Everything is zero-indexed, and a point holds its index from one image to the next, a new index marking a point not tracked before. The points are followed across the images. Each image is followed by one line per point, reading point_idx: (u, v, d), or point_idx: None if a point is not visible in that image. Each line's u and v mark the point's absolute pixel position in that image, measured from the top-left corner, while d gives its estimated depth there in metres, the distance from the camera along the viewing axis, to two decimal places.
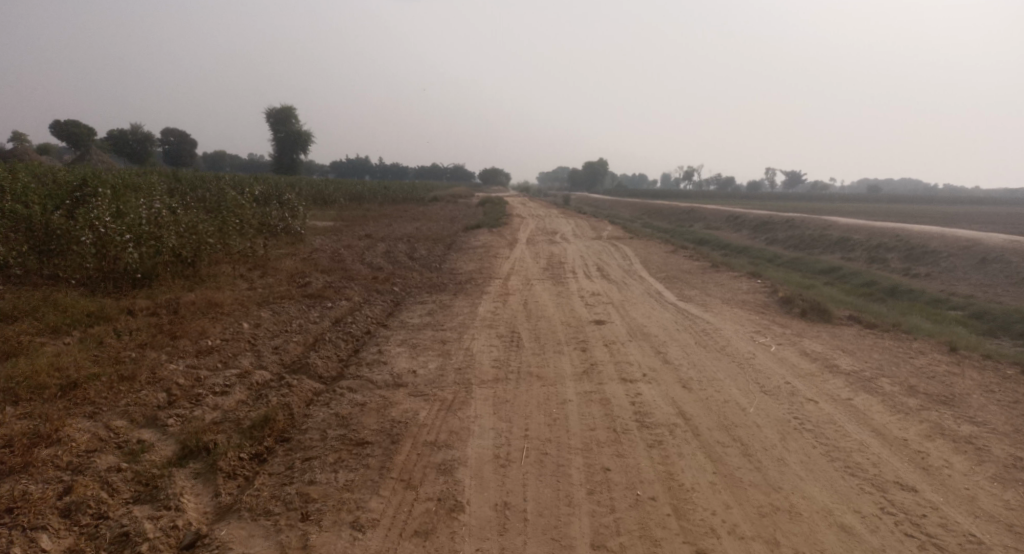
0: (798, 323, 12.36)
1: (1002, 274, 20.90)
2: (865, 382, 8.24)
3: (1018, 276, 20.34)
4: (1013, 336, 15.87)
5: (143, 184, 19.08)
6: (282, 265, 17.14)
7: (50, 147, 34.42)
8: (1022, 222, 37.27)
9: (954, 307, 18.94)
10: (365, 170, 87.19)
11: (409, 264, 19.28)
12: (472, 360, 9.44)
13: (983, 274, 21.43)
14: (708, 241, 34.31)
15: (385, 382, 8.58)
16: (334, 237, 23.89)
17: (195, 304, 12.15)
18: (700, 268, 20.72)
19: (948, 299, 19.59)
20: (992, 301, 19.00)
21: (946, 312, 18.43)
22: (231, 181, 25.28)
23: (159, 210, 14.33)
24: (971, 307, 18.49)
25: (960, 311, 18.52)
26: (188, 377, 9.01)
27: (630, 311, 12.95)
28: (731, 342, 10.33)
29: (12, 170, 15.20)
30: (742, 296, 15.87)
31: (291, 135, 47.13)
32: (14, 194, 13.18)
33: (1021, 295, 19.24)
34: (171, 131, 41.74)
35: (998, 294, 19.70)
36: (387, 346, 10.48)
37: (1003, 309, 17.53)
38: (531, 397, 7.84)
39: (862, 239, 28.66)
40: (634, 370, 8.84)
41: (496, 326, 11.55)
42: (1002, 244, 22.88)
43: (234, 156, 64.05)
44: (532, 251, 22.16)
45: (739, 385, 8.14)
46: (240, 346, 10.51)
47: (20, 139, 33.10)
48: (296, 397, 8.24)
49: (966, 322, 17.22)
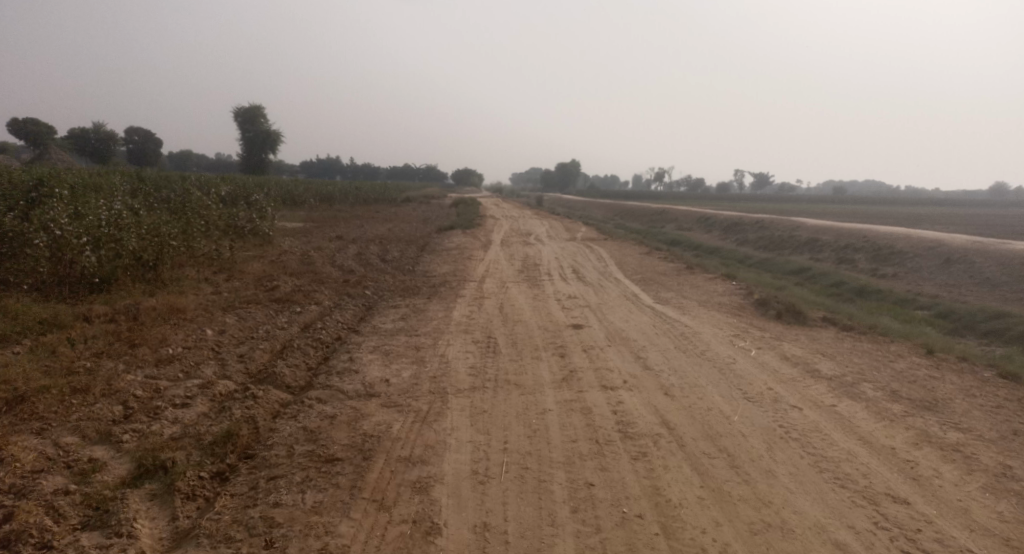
0: (776, 326, 12.22)
1: (967, 274, 21.10)
2: (848, 387, 8.07)
3: (983, 276, 20.54)
4: (981, 335, 15.97)
5: (104, 184, 18.42)
6: (249, 268, 16.63)
7: (8, 146, 33.29)
8: (981, 224, 37.97)
9: (922, 307, 19.03)
10: (335, 170, 86.19)
11: (381, 266, 18.88)
12: (447, 367, 9.11)
13: (948, 275, 21.62)
14: (680, 242, 34.30)
15: (356, 392, 8.22)
16: (303, 238, 23.36)
17: (156, 310, 11.66)
18: (675, 269, 20.60)
19: (916, 299, 19.70)
20: (959, 301, 19.15)
21: (915, 312, 18.54)
22: (197, 181, 24.59)
23: (120, 212, 13.77)
24: (939, 306, 18.62)
25: (928, 311, 18.63)
26: (147, 389, 8.57)
27: (607, 314, 12.72)
28: (711, 346, 10.14)
29: None
30: (718, 298, 15.74)
31: (259, 134, 46.32)
32: None
33: (986, 295, 19.43)
34: (135, 130, 40.73)
35: (963, 294, 19.85)
36: (358, 353, 10.10)
37: (971, 309, 17.63)
38: (509, 406, 7.54)
39: (830, 239, 28.84)
40: (614, 377, 8.58)
41: (472, 331, 11.23)
42: (967, 244, 23.12)
43: (200, 156, 62.84)
44: (506, 252, 21.87)
45: (722, 392, 7.91)
46: (203, 355, 10.07)
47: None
48: (262, 409, 7.85)
49: (934, 322, 17.29)
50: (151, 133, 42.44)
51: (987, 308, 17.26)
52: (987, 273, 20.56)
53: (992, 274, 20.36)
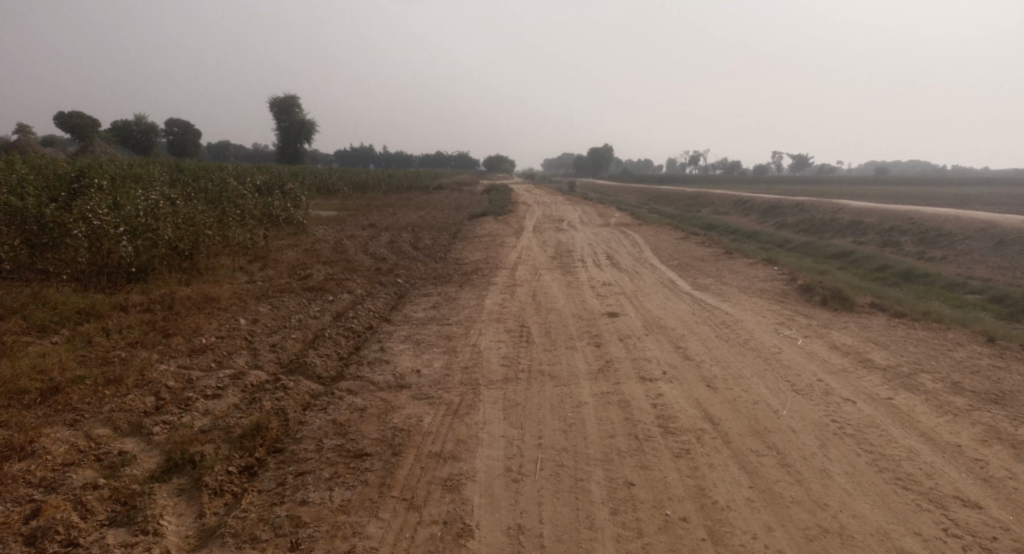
0: (822, 313, 11.72)
1: (1021, 256, 20.17)
2: (904, 380, 7.61)
3: None
4: None
5: (143, 174, 18.52)
6: (283, 257, 16.57)
7: (55, 139, 33.97)
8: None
9: (974, 291, 18.23)
10: (370, 158, 86.54)
11: (413, 254, 18.71)
12: (479, 358, 8.86)
13: (1001, 257, 20.69)
14: (717, 227, 33.56)
15: (387, 384, 8.02)
16: (337, 227, 23.31)
17: (190, 298, 11.61)
18: (714, 254, 20.06)
19: (966, 283, 18.89)
20: (1012, 284, 18.31)
21: (966, 296, 17.74)
22: (234, 171, 24.71)
23: (156, 201, 13.75)
24: (991, 290, 17.82)
25: (980, 295, 17.84)
26: (179, 379, 8.47)
27: (644, 301, 12.34)
28: (754, 335, 9.72)
29: (9, 162, 14.66)
30: (760, 284, 15.22)
31: (294, 123, 46.54)
32: (9, 187, 12.66)
33: None
34: (175, 121, 41.21)
35: (1016, 277, 18.97)
36: (390, 343, 9.90)
37: None
38: (543, 399, 7.26)
39: (874, 222, 27.90)
40: (653, 368, 8.25)
41: (504, 319, 10.97)
42: (1021, 225, 22.11)
43: (237, 147, 63.56)
44: (539, 239, 21.53)
45: (769, 384, 7.53)
46: (235, 344, 9.96)
47: (24, 132, 32.68)
48: (293, 400, 7.69)
49: (987, 307, 16.54)
50: (190, 125, 42.90)
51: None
52: None
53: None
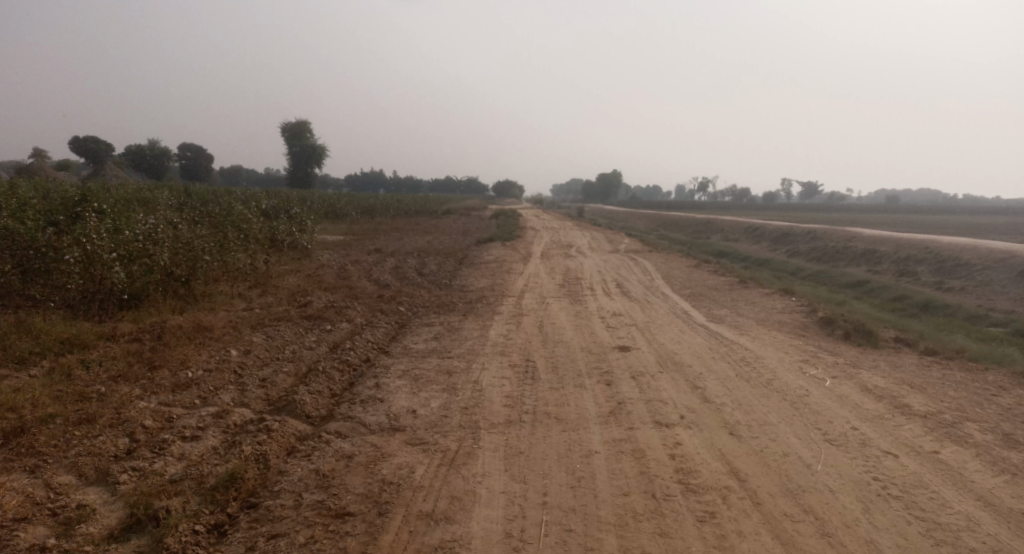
0: (847, 350, 11.04)
1: None
2: (948, 430, 6.95)
3: None
4: None
5: (148, 198, 18.04)
6: (284, 282, 15.99)
7: (69, 163, 33.83)
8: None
9: (997, 323, 17.47)
10: (380, 183, 86.62)
11: (418, 280, 18.13)
12: (481, 397, 8.17)
13: (1021, 288, 19.95)
14: (727, 255, 32.87)
15: (379, 427, 7.34)
16: (341, 252, 22.75)
17: (181, 328, 10.95)
18: (727, 283, 19.37)
19: (989, 315, 18.15)
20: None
21: (988, 329, 17.01)
22: (241, 195, 24.29)
23: (154, 226, 13.17)
24: (1014, 323, 17.09)
25: (1002, 328, 17.11)
26: (157, 418, 7.75)
27: (657, 334, 11.66)
28: (778, 375, 9.04)
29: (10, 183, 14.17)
30: (778, 316, 14.54)
31: (306, 148, 46.36)
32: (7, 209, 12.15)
33: None
34: (188, 146, 41.02)
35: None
36: (385, 379, 9.22)
37: None
38: (549, 447, 6.59)
39: (889, 250, 27.18)
40: (669, 411, 7.56)
41: (509, 353, 10.32)
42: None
43: (249, 171, 63.64)
44: (546, 265, 20.91)
45: (798, 433, 6.85)
46: (223, 378, 9.30)
47: (37, 156, 32.61)
48: (277, 443, 7.01)
49: (1012, 341, 15.83)
50: (202, 149, 42.67)
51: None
52: None
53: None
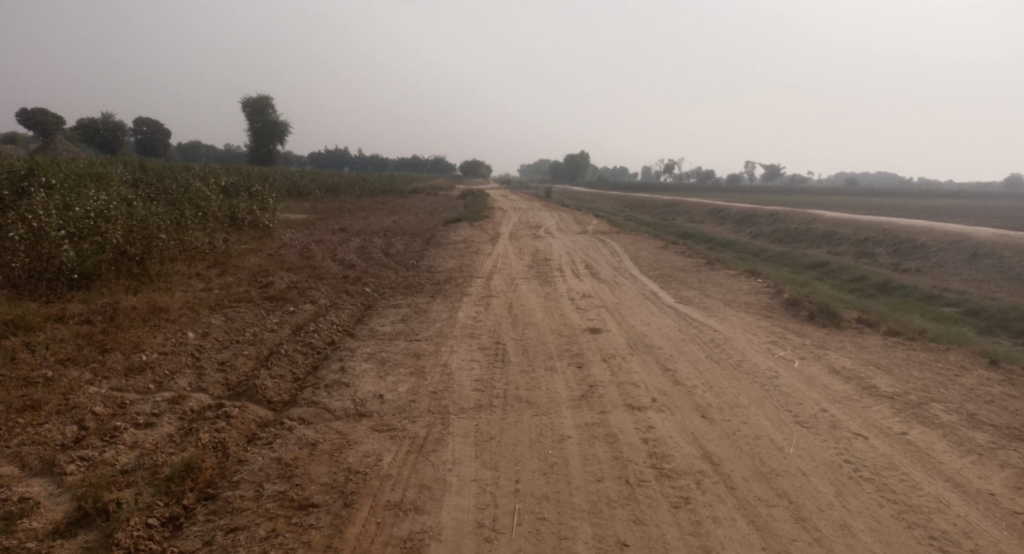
0: (813, 331, 11.08)
1: (993, 269, 19.85)
2: (916, 412, 6.98)
3: (1011, 271, 19.30)
4: (1013, 335, 14.87)
5: (101, 173, 17.36)
6: (244, 262, 15.57)
7: (18, 137, 32.54)
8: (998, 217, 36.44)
9: (951, 304, 17.82)
10: (344, 161, 85.36)
11: (383, 261, 17.82)
12: (450, 381, 7.99)
13: (974, 270, 20.37)
14: (692, 236, 33.05)
15: (344, 413, 7.12)
16: (305, 231, 22.27)
17: (135, 309, 10.54)
18: (693, 265, 19.41)
19: (943, 295, 18.51)
20: (989, 297, 17.93)
21: (942, 309, 17.33)
22: (200, 172, 23.59)
23: (106, 202, 12.66)
24: (967, 303, 17.44)
25: (956, 308, 17.45)
26: (108, 404, 7.42)
27: (627, 316, 11.59)
28: (747, 357, 9.01)
29: None
30: (744, 298, 14.58)
31: (268, 124, 45.35)
32: None
33: (1015, 291, 18.19)
34: (144, 121, 39.78)
35: (992, 291, 18.56)
36: (351, 363, 8.97)
37: (1003, 307, 16.49)
38: (520, 432, 6.45)
39: (848, 232, 27.56)
40: (641, 394, 7.47)
41: (478, 335, 10.15)
42: (994, 238, 21.81)
43: (208, 148, 62.12)
44: (514, 246, 20.71)
45: (769, 416, 6.81)
46: (179, 362, 8.97)
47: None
48: (236, 431, 6.77)
49: (966, 321, 16.15)
50: (159, 124, 41.42)
51: (1021, 307, 16.09)
52: (1015, 268, 19.32)
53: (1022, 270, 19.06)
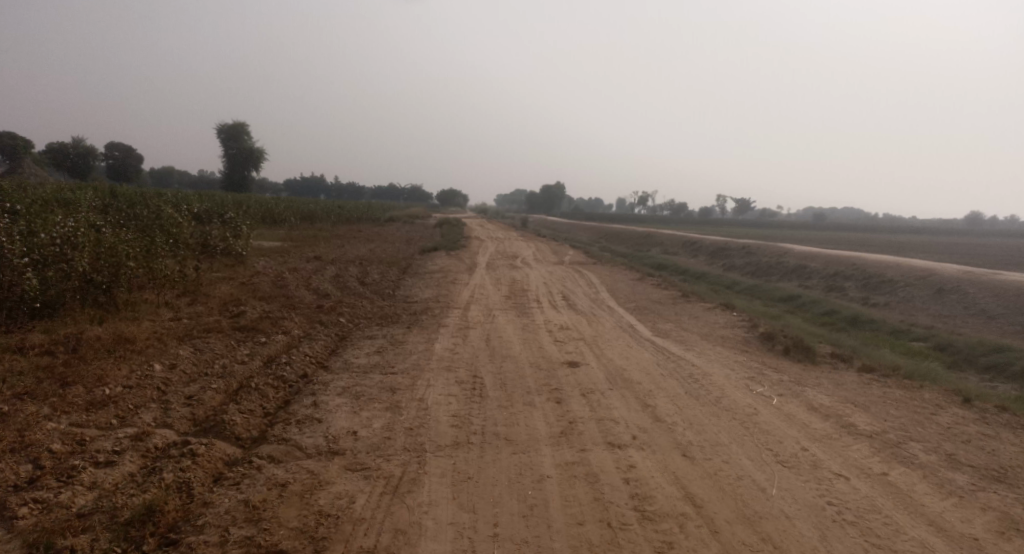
0: (790, 367, 11.06)
1: (960, 304, 20.15)
2: (896, 451, 6.94)
3: (977, 306, 19.60)
4: (980, 370, 15.04)
5: (69, 198, 16.99)
6: (215, 291, 15.26)
7: None
8: (962, 253, 37.27)
9: (920, 338, 18.01)
10: (319, 189, 85.04)
11: (358, 290, 17.59)
12: (426, 416, 7.80)
13: (941, 305, 20.66)
14: (666, 268, 33.24)
15: (316, 450, 6.90)
16: (278, 259, 21.96)
17: (100, 339, 10.21)
18: (669, 297, 19.44)
19: (911, 330, 18.71)
20: (957, 332, 18.16)
21: (911, 344, 17.51)
22: (172, 197, 23.22)
23: (74, 227, 12.27)
24: (936, 338, 17.64)
25: (924, 343, 17.64)
26: (67, 440, 7.12)
27: (605, 349, 11.49)
28: (726, 393, 8.94)
29: None
30: (720, 331, 14.58)
31: (242, 151, 45.05)
32: None
33: (982, 326, 18.45)
34: (116, 145, 39.28)
35: (959, 325, 18.80)
36: (324, 397, 8.74)
37: (971, 341, 16.69)
38: (499, 471, 6.29)
39: (819, 266, 27.90)
40: (621, 431, 7.35)
41: (455, 368, 9.98)
42: (960, 273, 22.19)
43: (181, 173, 61.55)
44: (490, 276, 20.60)
45: (751, 454, 6.72)
46: (144, 396, 8.66)
47: None
48: (202, 470, 6.51)
49: (935, 356, 16.31)
50: (131, 149, 40.90)
51: (988, 342, 16.30)
52: (981, 304, 19.63)
53: (988, 305, 19.37)
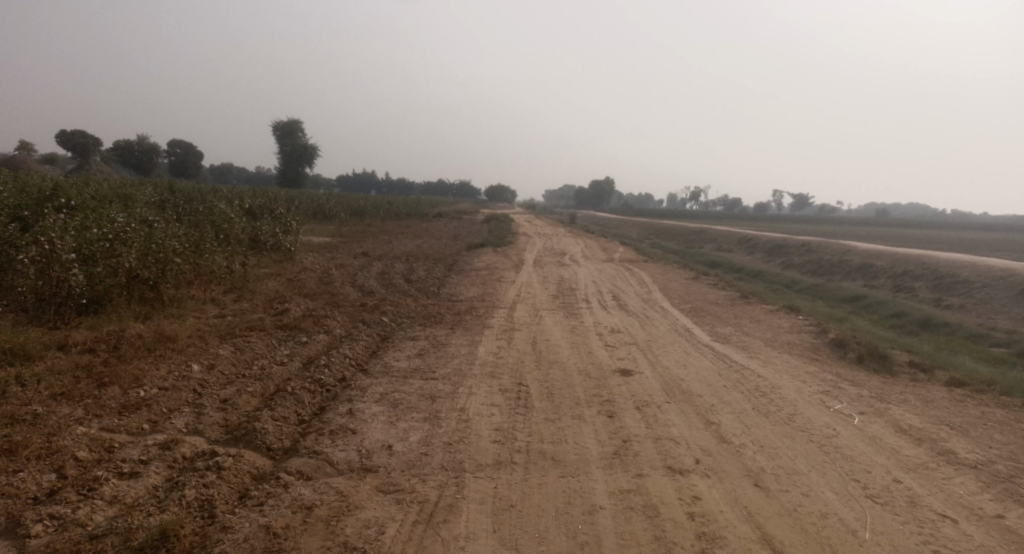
0: (867, 378, 10.10)
1: None
2: (1007, 490, 6.10)
3: None
4: None
5: (125, 193, 16.90)
6: (261, 287, 14.91)
7: (57, 158, 32.77)
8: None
9: (999, 344, 16.64)
10: (371, 184, 85.60)
11: (404, 288, 17.10)
12: (467, 430, 7.17)
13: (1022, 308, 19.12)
14: (721, 265, 32.04)
15: (348, 466, 6.33)
16: (327, 255, 21.66)
17: (141, 337, 9.84)
18: (727, 298, 18.44)
19: (990, 334, 17.33)
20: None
21: (990, 349, 16.18)
22: (227, 193, 23.16)
23: (125, 222, 12.03)
24: (1017, 344, 16.27)
25: (1004, 349, 16.30)
26: (93, 447, 6.68)
27: (660, 355, 10.69)
28: (799, 410, 8.08)
29: None
30: (786, 337, 13.60)
31: (297, 148, 45.24)
32: None
33: None
34: (178, 143, 39.94)
35: None
36: (360, 404, 8.17)
37: None
38: (547, 497, 5.64)
39: (885, 265, 26.36)
40: (682, 453, 6.59)
41: (500, 375, 9.31)
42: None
43: (238, 170, 62.67)
44: (539, 274, 19.91)
45: (834, 486, 5.92)
46: (179, 399, 8.22)
47: (23, 150, 31.49)
48: (227, 486, 6.00)
49: (1018, 363, 15.00)
50: (192, 146, 41.45)
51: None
52: None
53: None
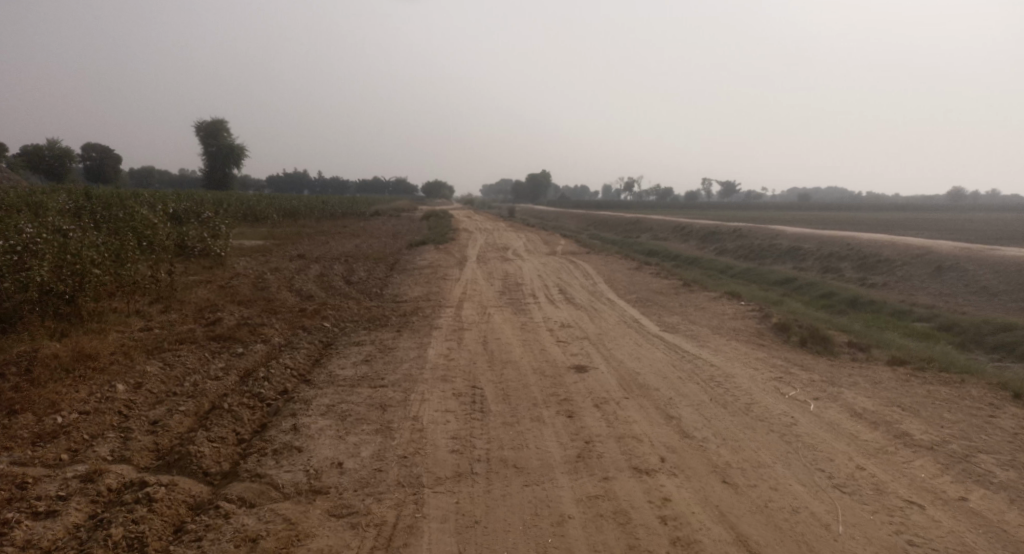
0: (816, 362, 10.16)
1: (961, 282, 19.30)
2: (964, 469, 6.13)
3: (977, 284, 18.77)
4: (989, 351, 14.23)
5: (36, 201, 15.74)
6: (191, 296, 14.12)
7: None
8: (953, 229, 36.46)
9: (922, 318, 17.18)
10: (302, 184, 83.55)
11: (344, 290, 16.51)
12: (423, 440, 6.82)
13: (941, 283, 19.83)
14: (658, 253, 32.36)
15: (295, 490, 5.90)
16: (261, 259, 20.83)
17: (57, 357, 9.09)
18: (670, 286, 18.51)
19: (915, 309, 17.88)
20: (960, 311, 17.36)
21: (913, 324, 16.69)
22: (150, 198, 22.00)
23: (35, 232, 11.11)
24: (938, 318, 16.82)
25: (927, 322, 16.83)
26: (3, 485, 6.05)
27: (613, 349, 10.53)
28: (757, 398, 8.01)
29: None
30: (731, 323, 13.66)
31: (223, 148, 43.68)
32: None
33: (985, 304, 17.64)
34: (93, 146, 37.95)
35: (961, 304, 18.00)
36: (305, 419, 7.70)
37: (976, 321, 15.86)
38: (512, 510, 5.37)
39: (813, 247, 27.03)
40: (647, 452, 6.40)
41: (452, 378, 8.97)
42: (957, 250, 21.40)
43: (161, 174, 60.17)
44: (483, 270, 19.60)
45: (801, 477, 5.83)
46: (102, 424, 7.58)
47: None
48: (160, 520, 5.51)
49: (940, 337, 15.48)
50: (109, 149, 39.44)
51: (994, 321, 15.50)
52: (981, 281, 18.79)
53: (989, 283, 18.55)
